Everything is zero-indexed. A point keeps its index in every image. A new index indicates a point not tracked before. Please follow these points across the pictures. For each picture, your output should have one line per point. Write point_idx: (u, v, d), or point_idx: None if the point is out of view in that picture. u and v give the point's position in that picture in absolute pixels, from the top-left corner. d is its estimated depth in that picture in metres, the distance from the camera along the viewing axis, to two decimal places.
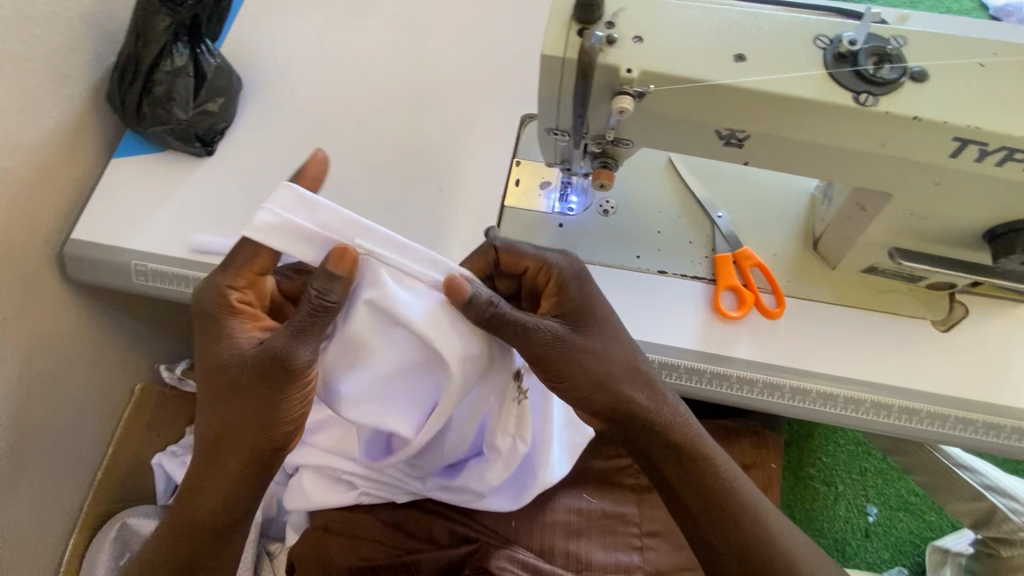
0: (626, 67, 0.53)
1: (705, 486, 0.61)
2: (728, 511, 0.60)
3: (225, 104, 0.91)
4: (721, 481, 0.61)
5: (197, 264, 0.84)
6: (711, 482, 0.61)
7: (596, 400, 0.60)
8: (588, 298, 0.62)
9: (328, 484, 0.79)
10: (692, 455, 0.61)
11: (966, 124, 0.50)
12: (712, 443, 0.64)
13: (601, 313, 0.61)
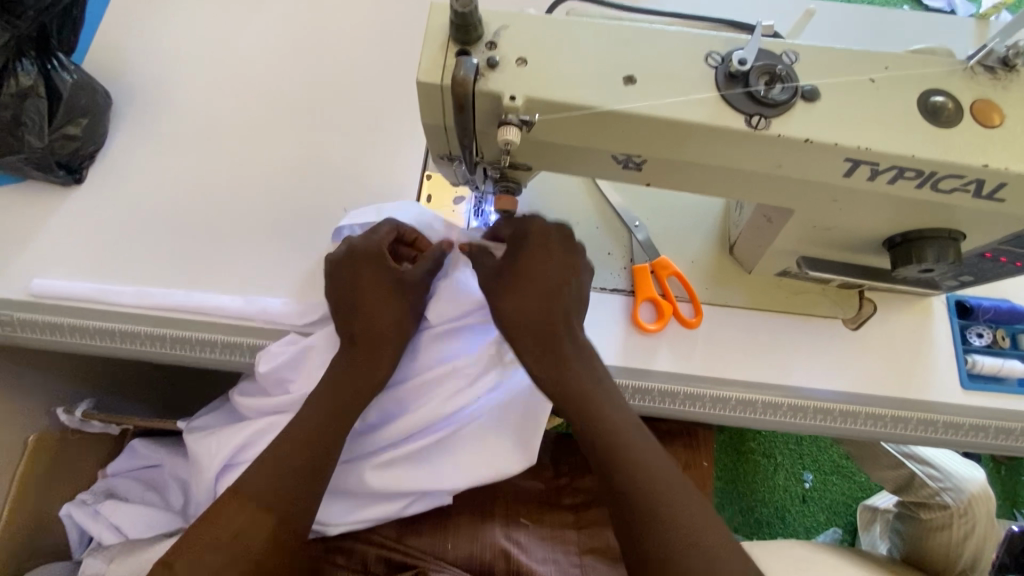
0: (510, 94, 0.49)
1: (642, 493, 0.63)
2: (655, 512, 0.63)
3: (90, 126, 0.80)
4: (651, 491, 0.64)
5: (72, 309, 0.75)
6: (645, 489, 0.64)
7: (558, 362, 0.69)
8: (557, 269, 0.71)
9: None
10: (626, 461, 0.66)
11: (857, 144, 0.48)
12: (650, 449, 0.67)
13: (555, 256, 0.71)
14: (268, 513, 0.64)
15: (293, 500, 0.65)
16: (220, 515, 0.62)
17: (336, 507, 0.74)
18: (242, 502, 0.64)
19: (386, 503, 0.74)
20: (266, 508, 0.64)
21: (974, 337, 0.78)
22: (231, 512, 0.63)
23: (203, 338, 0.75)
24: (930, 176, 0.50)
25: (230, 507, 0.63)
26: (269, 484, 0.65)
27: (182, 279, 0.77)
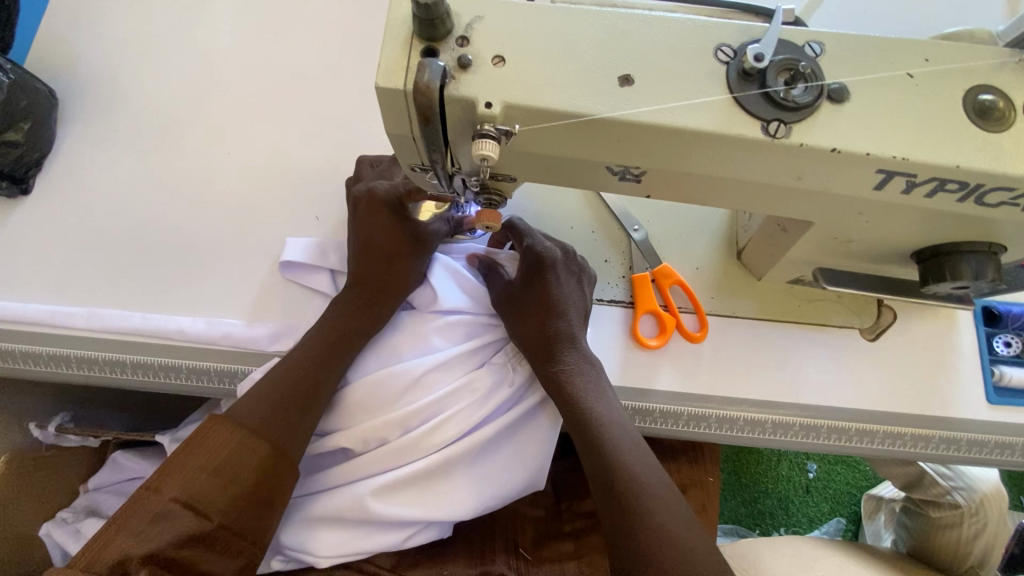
0: (485, 100, 0.41)
1: (640, 544, 0.56)
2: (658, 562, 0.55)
3: (34, 130, 0.73)
4: (651, 534, 0.56)
5: (23, 334, 0.69)
6: (646, 535, 0.56)
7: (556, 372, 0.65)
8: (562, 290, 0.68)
9: None
10: (626, 504, 0.58)
11: (891, 154, 0.41)
12: (657, 492, 0.60)
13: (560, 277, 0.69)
14: (263, 441, 0.61)
15: (285, 438, 0.63)
16: (211, 441, 0.59)
17: (325, 540, 0.67)
18: (236, 430, 0.61)
19: (370, 541, 0.67)
20: (259, 437, 0.61)
21: (1000, 347, 0.72)
22: (223, 438, 0.60)
23: (167, 364, 0.69)
24: (975, 189, 0.43)
25: (222, 433, 0.60)
26: (268, 415, 0.62)
27: (144, 299, 0.71)
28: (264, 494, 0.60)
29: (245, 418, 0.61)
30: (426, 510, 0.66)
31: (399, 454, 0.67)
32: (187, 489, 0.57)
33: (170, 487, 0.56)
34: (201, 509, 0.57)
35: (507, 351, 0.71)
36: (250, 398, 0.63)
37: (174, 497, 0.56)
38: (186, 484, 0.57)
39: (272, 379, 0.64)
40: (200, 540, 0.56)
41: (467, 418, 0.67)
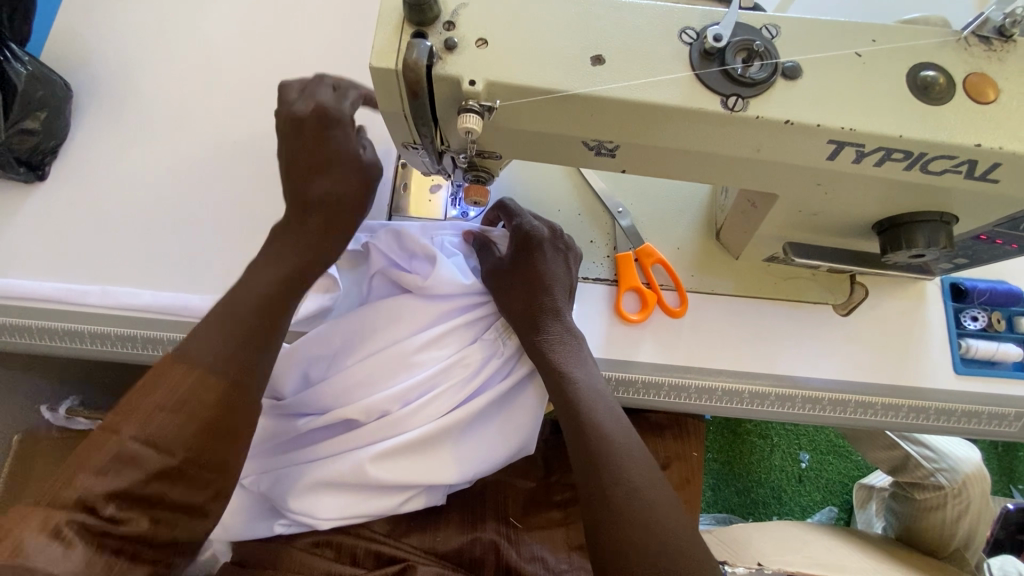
0: (469, 78, 0.46)
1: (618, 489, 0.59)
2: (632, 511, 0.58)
3: (50, 119, 0.77)
4: (630, 487, 0.59)
5: (38, 310, 0.72)
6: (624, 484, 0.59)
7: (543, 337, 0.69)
8: (545, 264, 0.72)
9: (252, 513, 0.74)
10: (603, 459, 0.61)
11: (840, 126, 0.45)
12: (635, 448, 0.63)
13: (548, 250, 0.73)
14: (223, 384, 0.54)
15: (251, 363, 0.56)
16: (165, 375, 0.53)
17: (322, 506, 0.69)
18: (192, 370, 0.53)
19: (366, 503, 0.69)
20: (218, 374, 0.54)
21: (968, 321, 0.76)
22: (173, 378, 0.53)
23: (176, 339, 0.73)
24: (919, 157, 0.47)
25: (173, 369, 0.53)
26: (227, 351, 0.55)
27: (154, 278, 0.75)
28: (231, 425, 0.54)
29: (203, 357, 0.54)
30: (416, 480, 0.69)
31: (396, 424, 0.69)
32: (147, 428, 0.50)
33: (129, 426, 0.50)
34: (161, 445, 0.50)
35: (497, 326, 0.74)
36: (207, 333, 0.55)
37: (135, 438, 0.49)
38: (145, 421, 0.50)
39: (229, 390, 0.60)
40: (164, 477, 0.50)
41: (460, 390, 0.70)
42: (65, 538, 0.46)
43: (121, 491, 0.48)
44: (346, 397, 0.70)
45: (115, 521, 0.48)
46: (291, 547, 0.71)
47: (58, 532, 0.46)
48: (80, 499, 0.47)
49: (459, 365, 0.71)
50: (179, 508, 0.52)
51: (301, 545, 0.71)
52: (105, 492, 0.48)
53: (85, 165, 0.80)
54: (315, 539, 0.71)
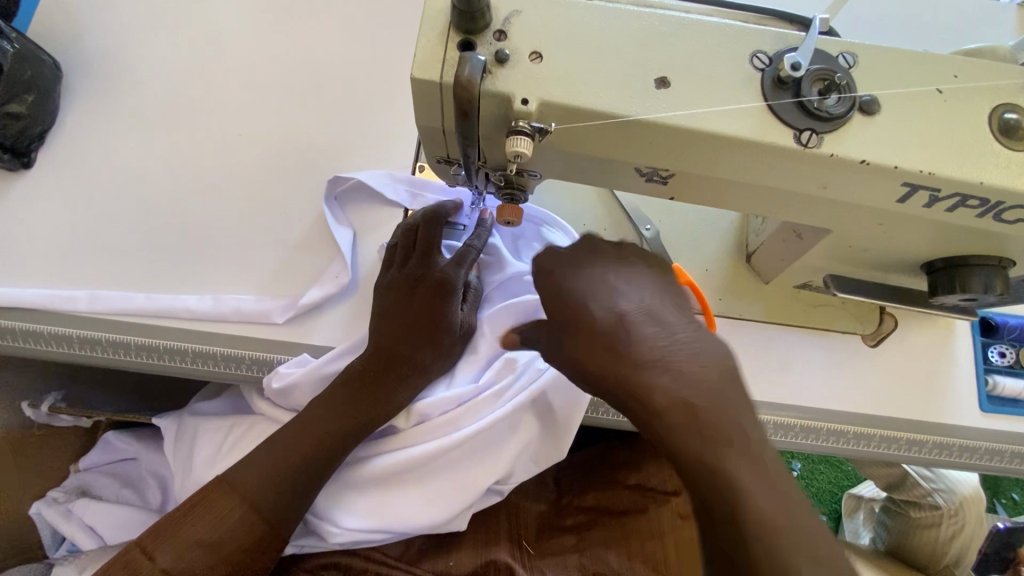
0: (522, 96, 0.41)
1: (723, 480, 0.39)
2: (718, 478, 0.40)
3: (37, 102, 0.71)
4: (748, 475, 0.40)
5: (21, 311, 0.67)
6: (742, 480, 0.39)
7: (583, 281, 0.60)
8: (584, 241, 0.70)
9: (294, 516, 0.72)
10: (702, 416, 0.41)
11: (919, 169, 0.42)
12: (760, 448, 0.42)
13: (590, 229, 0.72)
14: (258, 516, 0.59)
15: (287, 496, 0.61)
16: (209, 508, 0.59)
17: (350, 511, 0.66)
18: (234, 499, 0.59)
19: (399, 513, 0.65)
20: (256, 514, 0.59)
21: (995, 357, 0.74)
22: (219, 510, 0.59)
23: (173, 347, 0.67)
24: (994, 206, 0.44)
25: (218, 505, 0.59)
26: (263, 487, 0.60)
27: (149, 281, 0.69)
28: (277, 480, 0.60)
29: (241, 485, 0.60)
30: (452, 489, 0.66)
31: (447, 425, 0.66)
32: (177, 562, 0.56)
33: (162, 556, 0.56)
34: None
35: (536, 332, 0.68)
36: (249, 466, 0.61)
37: (164, 569, 0.56)
38: (178, 553, 0.57)
39: (271, 444, 0.62)
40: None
41: (496, 400, 0.66)
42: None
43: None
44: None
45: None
46: (301, 570, 0.68)
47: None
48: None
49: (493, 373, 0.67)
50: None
51: (310, 568, 0.68)
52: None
53: (75, 153, 0.74)
54: (324, 561, 0.68)
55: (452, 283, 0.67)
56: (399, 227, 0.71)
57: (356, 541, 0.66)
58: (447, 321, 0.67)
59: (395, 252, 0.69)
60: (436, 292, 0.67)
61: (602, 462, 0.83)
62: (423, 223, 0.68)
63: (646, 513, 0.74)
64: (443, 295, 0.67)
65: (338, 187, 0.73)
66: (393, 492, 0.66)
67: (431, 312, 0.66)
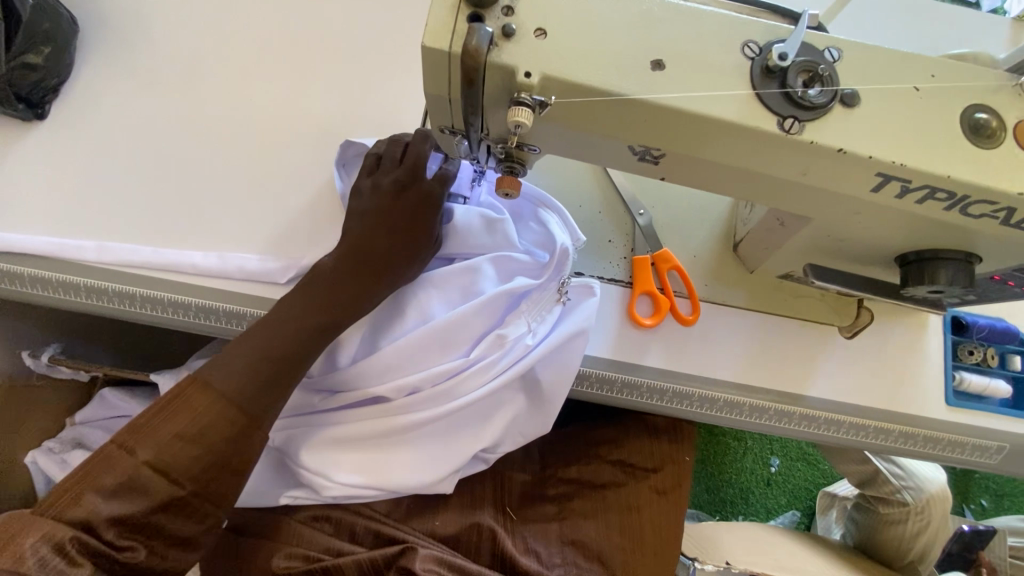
0: (525, 70, 0.44)
1: None
2: None
3: (53, 56, 0.72)
4: None
5: (31, 257, 0.69)
6: None
7: None
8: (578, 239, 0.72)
9: (280, 472, 0.73)
10: None
11: (891, 160, 0.45)
12: None
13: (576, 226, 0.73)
14: (241, 409, 0.58)
15: (266, 406, 0.60)
16: (186, 403, 0.56)
17: (343, 469, 0.68)
18: (214, 396, 0.57)
19: (396, 476, 0.68)
20: (240, 409, 0.58)
21: (963, 354, 0.78)
22: (198, 402, 0.57)
23: (176, 301, 0.70)
24: (960, 200, 0.47)
25: (197, 396, 0.57)
26: (243, 380, 0.59)
27: (155, 236, 0.72)
28: (267, 377, 0.60)
29: (219, 379, 0.58)
30: (448, 457, 0.70)
31: (444, 394, 0.68)
32: (160, 454, 0.54)
33: (143, 449, 0.54)
34: (171, 475, 0.55)
35: (527, 313, 0.70)
36: (225, 362, 0.59)
37: (147, 461, 0.54)
38: (158, 445, 0.55)
39: (246, 340, 0.61)
40: (170, 506, 0.55)
41: (488, 374, 0.68)
42: (69, 556, 0.50)
43: (127, 518, 0.53)
44: (367, 376, 0.68)
45: (116, 547, 0.52)
46: (292, 521, 0.71)
47: (62, 547, 0.49)
48: (84, 518, 0.51)
49: (487, 351, 0.68)
50: (181, 539, 0.56)
51: (301, 519, 0.71)
52: (112, 517, 0.52)
53: (88, 108, 0.76)
54: (315, 512, 0.71)
55: (435, 194, 0.71)
56: (386, 139, 0.75)
57: (350, 495, 0.69)
58: (428, 228, 0.71)
59: (391, 190, 0.70)
60: (421, 201, 0.70)
61: (586, 436, 0.85)
62: (416, 138, 0.71)
63: (625, 487, 0.77)
64: (427, 204, 0.70)
65: (348, 152, 0.76)
66: (387, 450, 0.69)
67: (414, 217, 0.70)
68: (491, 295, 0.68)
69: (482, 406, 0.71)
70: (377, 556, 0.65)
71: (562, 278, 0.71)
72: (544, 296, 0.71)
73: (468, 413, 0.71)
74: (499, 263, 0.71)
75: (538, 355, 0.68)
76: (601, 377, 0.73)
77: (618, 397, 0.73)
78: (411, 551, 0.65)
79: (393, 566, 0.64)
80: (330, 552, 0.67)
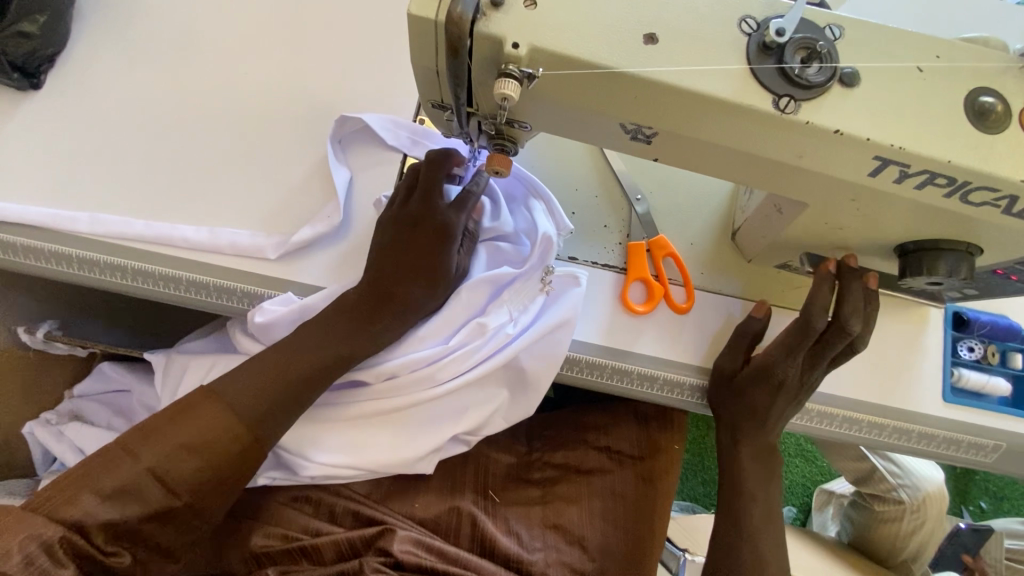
0: (512, 40, 0.43)
1: None
2: None
3: (49, 24, 0.72)
4: None
5: (20, 227, 0.68)
6: None
7: None
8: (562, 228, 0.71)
9: None
10: None
11: (890, 142, 0.44)
12: None
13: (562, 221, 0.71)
14: (246, 428, 0.58)
15: (271, 429, 0.60)
16: (198, 415, 0.57)
17: (327, 444, 0.67)
18: (224, 409, 0.57)
19: (379, 457, 0.68)
20: (244, 428, 0.58)
21: (964, 351, 0.76)
22: (208, 415, 0.57)
23: (168, 275, 0.70)
24: (961, 186, 0.45)
25: (208, 410, 0.57)
26: (258, 401, 0.59)
27: (148, 210, 0.71)
28: (276, 405, 0.60)
29: (232, 394, 0.58)
30: (428, 436, 0.69)
31: (426, 381, 0.67)
32: (162, 462, 0.54)
33: (146, 455, 0.54)
34: (169, 485, 0.54)
35: (509, 302, 0.69)
36: (246, 377, 0.59)
37: (149, 468, 0.54)
38: (163, 455, 0.54)
39: (264, 358, 0.61)
40: (160, 516, 0.54)
41: (470, 362, 0.67)
42: (56, 555, 0.49)
43: (118, 524, 0.52)
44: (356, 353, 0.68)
45: (103, 551, 0.52)
46: (273, 499, 0.71)
47: (53, 546, 0.48)
48: (78, 520, 0.50)
49: (469, 337, 0.68)
50: (165, 549, 0.56)
51: (283, 498, 0.71)
52: (103, 521, 0.51)
53: (83, 79, 0.75)
54: (295, 493, 0.71)
55: (452, 229, 0.65)
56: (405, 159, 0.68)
57: (330, 475, 0.68)
58: (444, 266, 0.66)
59: (397, 187, 0.68)
60: (435, 235, 0.65)
61: (576, 422, 0.84)
62: (431, 162, 0.65)
63: (609, 473, 0.77)
64: (442, 239, 0.65)
65: (344, 127, 0.75)
66: (364, 430, 0.68)
67: (428, 253, 0.65)
68: (470, 282, 0.68)
69: (471, 405, 0.71)
70: (356, 538, 0.67)
71: (546, 265, 0.70)
72: (527, 284, 0.69)
73: (454, 411, 0.70)
74: (489, 251, 0.72)
75: (518, 344, 0.67)
76: (590, 363, 0.71)
77: (606, 383, 0.71)
78: (389, 532, 0.67)
79: (371, 546, 0.67)
80: (309, 531, 0.68)
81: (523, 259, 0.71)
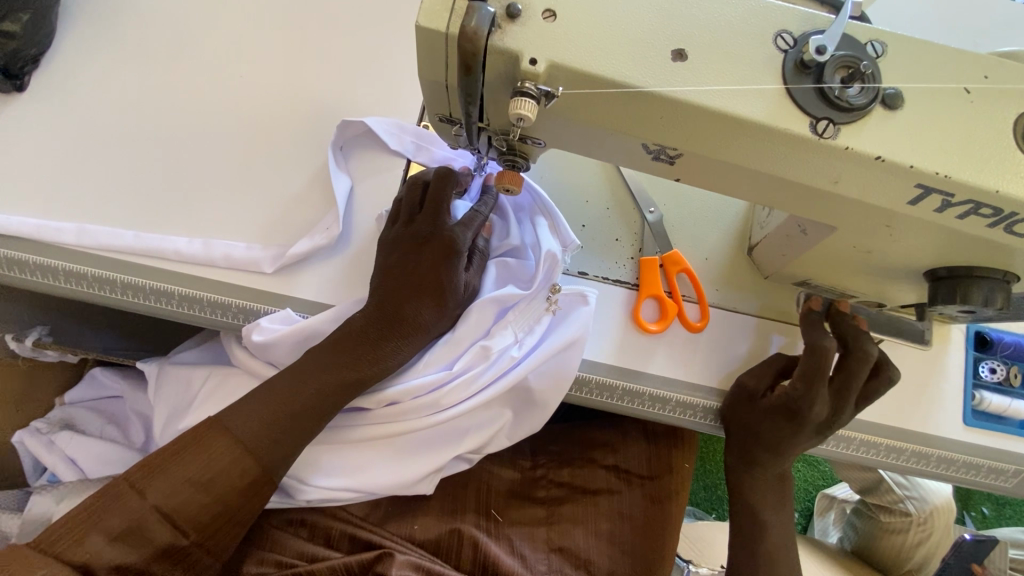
0: (530, 56, 0.40)
1: None
2: None
3: (34, 22, 0.68)
4: None
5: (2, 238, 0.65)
6: None
7: None
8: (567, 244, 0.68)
9: None
10: None
11: (934, 170, 0.41)
12: None
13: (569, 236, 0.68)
14: (254, 461, 0.56)
15: (277, 459, 0.57)
16: (203, 448, 0.55)
17: (322, 470, 0.65)
18: (230, 440, 0.55)
19: (378, 485, 0.65)
20: (251, 458, 0.56)
21: (985, 372, 0.74)
22: (214, 448, 0.55)
23: (158, 289, 0.66)
24: (1007, 217, 0.42)
25: (213, 442, 0.55)
26: (263, 431, 0.56)
27: (138, 219, 0.68)
28: (280, 434, 0.57)
29: (237, 426, 0.56)
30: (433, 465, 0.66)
31: (426, 409, 0.64)
32: (170, 499, 0.52)
33: (154, 492, 0.52)
34: (177, 522, 0.53)
35: (515, 324, 0.66)
36: (250, 407, 0.57)
37: (156, 505, 0.52)
38: (170, 490, 0.53)
39: (267, 389, 0.58)
40: (168, 555, 0.53)
41: (475, 387, 0.64)
42: None
43: (127, 565, 0.50)
44: None
45: None
46: (268, 524, 0.70)
47: None
48: (85, 561, 0.49)
49: (475, 362, 0.64)
50: None
51: (277, 523, 0.69)
52: (112, 563, 0.49)
53: (71, 80, 0.71)
54: (290, 517, 0.70)
55: (458, 246, 0.62)
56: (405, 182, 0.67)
57: (328, 499, 0.65)
58: (452, 285, 0.63)
59: (400, 207, 0.66)
60: (442, 254, 0.62)
61: (582, 441, 0.82)
62: (435, 180, 0.64)
63: (618, 495, 0.74)
64: (450, 257, 0.62)
65: (346, 133, 0.72)
66: (366, 455, 0.65)
67: (435, 274, 0.62)
68: (476, 303, 0.65)
69: (481, 430, 0.68)
70: (353, 562, 0.62)
71: (552, 283, 0.67)
72: (533, 304, 0.67)
73: (459, 436, 0.67)
74: (498, 268, 0.69)
75: (525, 368, 0.64)
76: (600, 384, 0.68)
77: (617, 406, 0.68)
78: (388, 557, 0.63)
79: (369, 572, 0.62)
80: (304, 557, 0.65)
81: (532, 277, 0.68)
